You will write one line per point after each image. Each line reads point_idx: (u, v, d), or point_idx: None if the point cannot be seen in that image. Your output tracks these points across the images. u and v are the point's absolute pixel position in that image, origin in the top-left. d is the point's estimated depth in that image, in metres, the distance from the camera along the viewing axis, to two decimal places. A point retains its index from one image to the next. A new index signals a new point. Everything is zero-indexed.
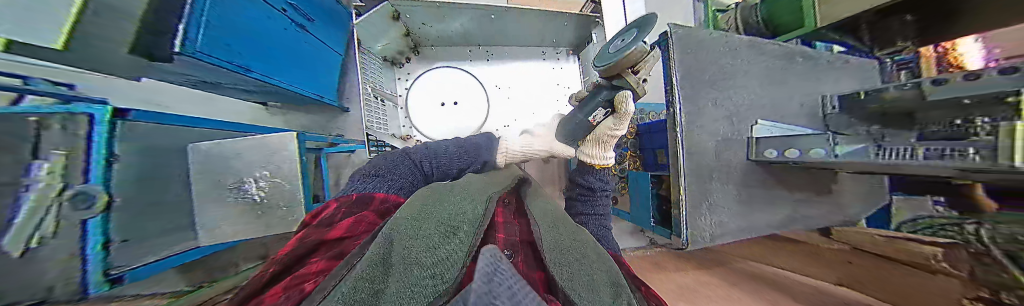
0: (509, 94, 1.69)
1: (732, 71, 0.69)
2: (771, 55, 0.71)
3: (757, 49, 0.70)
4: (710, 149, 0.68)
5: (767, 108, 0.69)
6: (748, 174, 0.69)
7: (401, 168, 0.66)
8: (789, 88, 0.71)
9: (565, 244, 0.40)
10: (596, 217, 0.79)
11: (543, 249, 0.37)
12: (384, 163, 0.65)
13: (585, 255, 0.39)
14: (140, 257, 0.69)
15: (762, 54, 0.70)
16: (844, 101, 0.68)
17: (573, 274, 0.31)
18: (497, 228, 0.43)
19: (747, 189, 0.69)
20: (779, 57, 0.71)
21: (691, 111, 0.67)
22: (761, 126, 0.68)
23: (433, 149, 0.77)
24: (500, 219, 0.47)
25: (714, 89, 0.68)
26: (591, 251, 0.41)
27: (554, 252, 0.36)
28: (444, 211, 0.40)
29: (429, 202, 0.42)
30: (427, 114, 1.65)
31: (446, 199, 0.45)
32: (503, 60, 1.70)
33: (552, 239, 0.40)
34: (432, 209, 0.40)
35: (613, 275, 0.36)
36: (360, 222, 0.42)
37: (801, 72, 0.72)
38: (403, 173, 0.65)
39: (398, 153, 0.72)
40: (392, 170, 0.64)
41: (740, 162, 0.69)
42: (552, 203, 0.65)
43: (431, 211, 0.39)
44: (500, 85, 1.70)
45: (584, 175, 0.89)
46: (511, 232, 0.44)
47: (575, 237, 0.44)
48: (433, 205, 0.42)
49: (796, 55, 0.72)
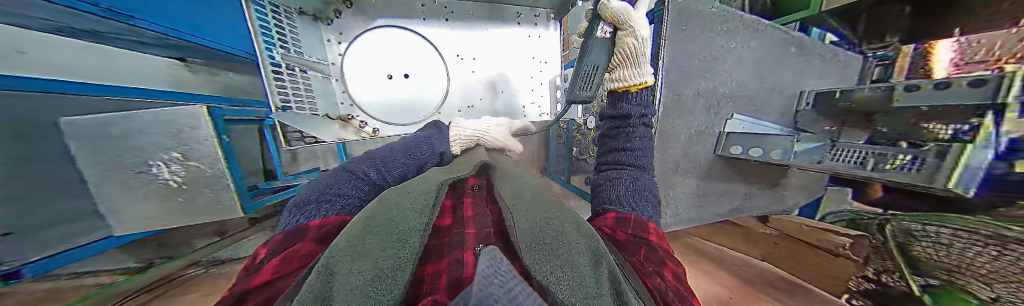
0: (474, 66, 1.34)
1: (723, 59, 0.64)
2: (766, 43, 0.65)
3: (755, 34, 0.64)
4: (681, 143, 0.67)
5: (746, 102, 0.67)
6: (712, 168, 0.71)
7: (340, 189, 0.48)
8: (773, 81, 0.68)
9: (543, 221, 0.33)
10: (635, 155, 0.57)
11: (513, 232, 0.30)
12: (311, 192, 0.46)
13: (566, 225, 0.32)
14: (50, 247, 0.53)
15: (756, 41, 0.65)
16: (819, 98, 0.69)
17: (556, 250, 0.26)
18: (465, 220, 0.35)
19: (707, 181, 0.72)
20: (774, 45, 0.66)
21: (671, 102, 0.64)
22: (735, 121, 0.67)
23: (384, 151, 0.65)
24: (467, 209, 0.39)
25: (700, 79, 0.64)
26: (571, 219, 0.35)
27: (529, 234, 0.29)
28: (400, 215, 0.30)
29: (380, 208, 0.32)
30: (369, 87, 1.17)
31: (394, 201, 0.34)
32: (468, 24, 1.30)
33: (525, 219, 0.34)
34: (381, 215, 0.30)
35: (593, 234, 0.31)
36: (293, 255, 0.26)
37: (790, 64, 0.69)
38: (344, 193, 0.47)
39: (334, 172, 0.54)
40: (326, 194, 0.46)
41: (707, 155, 0.70)
42: (526, 182, 0.59)
43: (379, 219, 0.29)
44: (464, 55, 1.32)
45: (614, 106, 0.65)
46: (482, 219, 0.36)
47: (554, 208, 0.39)
48: (383, 210, 0.31)
49: (791, 45, 0.67)
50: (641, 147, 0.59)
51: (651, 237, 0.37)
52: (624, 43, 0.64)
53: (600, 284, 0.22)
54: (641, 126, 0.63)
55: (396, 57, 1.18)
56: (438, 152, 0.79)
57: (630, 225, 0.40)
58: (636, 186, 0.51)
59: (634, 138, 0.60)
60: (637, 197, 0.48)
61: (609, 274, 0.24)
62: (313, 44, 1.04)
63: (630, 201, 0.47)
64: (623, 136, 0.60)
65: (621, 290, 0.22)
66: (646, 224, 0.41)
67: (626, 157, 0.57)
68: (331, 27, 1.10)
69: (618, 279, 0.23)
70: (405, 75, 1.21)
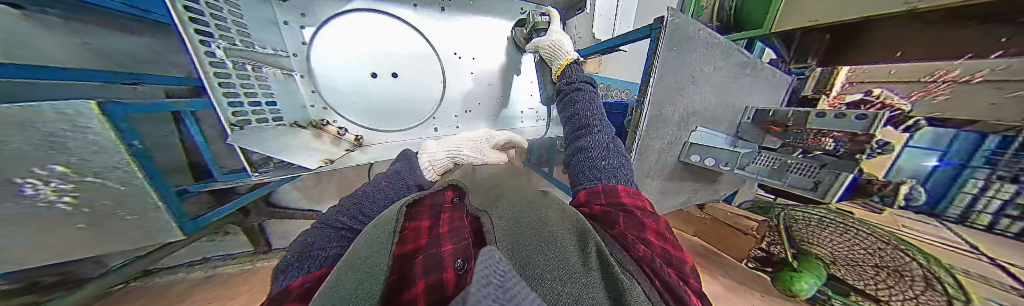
0: (475, 67, 1.04)
1: (696, 78, 0.71)
2: (731, 64, 0.74)
3: (723, 55, 0.72)
4: (655, 151, 0.75)
5: (708, 116, 0.77)
6: (674, 171, 0.82)
7: (330, 242, 0.37)
8: (731, 98, 0.79)
9: (526, 221, 0.30)
10: (604, 135, 0.57)
11: (494, 236, 0.27)
12: (288, 259, 0.34)
13: (547, 218, 0.30)
14: None
15: (725, 61, 0.73)
16: (757, 114, 0.83)
17: (539, 255, 0.22)
18: (440, 238, 0.29)
19: (668, 182, 0.84)
20: (736, 67, 0.75)
21: (654, 116, 0.69)
22: (697, 132, 0.77)
23: (363, 196, 0.47)
24: (442, 227, 0.32)
25: (678, 94, 0.71)
26: (551, 207, 0.34)
27: (511, 237, 0.27)
28: (388, 244, 0.27)
29: (359, 249, 0.26)
30: (376, 93, 0.87)
31: (377, 227, 0.31)
32: (469, 12, 0.97)
33: (508, 221, 0.31)
34: (370, 245, 0.26)
35: (579, 224, 0.28)
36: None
37: (745, 84, 0.80)
38: (329, 247, 0.35)
39: (320, 226, 0.41)
40: (314, 253, 0.34)
41: (673, 160, 0.80)
42: (508, 179, 0.53)
43: (360, 255, 0.24)
44: (462, 54, 1.00)
45: (575, 93, 0.69)
46: (459, 235, 0.29)
47: (535, 205, 0.35)
48: (370, 242, 0.27)
49: (748, 67, 0.77)
50: (597, 111, 0.64)
51: (624, 199, 0.37)
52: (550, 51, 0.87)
53: (587, 261, 0.21)
54: (589, 94, 0.69)
55: (377, 51, 0.83)
56: (414, 184, 0.58)
57: (603, 194, 0.40)
58: (606, 146, 0.53)
59: (588, 105, 0.65)
60: (612, 159, 0.50)
61: (596, 252, 0.22)
62: (264, 30, 0.66)
63: (609, 167, 0.47)
64: (579, 105, 0.65)
65: (608, 261, 0.21)
66: (619, 189, 0.41)
67: (585, 122, 0.61)
68: (290, 5, 0.70)
69: (605, 254, 0.22)
70: (392, 75, 0.88)
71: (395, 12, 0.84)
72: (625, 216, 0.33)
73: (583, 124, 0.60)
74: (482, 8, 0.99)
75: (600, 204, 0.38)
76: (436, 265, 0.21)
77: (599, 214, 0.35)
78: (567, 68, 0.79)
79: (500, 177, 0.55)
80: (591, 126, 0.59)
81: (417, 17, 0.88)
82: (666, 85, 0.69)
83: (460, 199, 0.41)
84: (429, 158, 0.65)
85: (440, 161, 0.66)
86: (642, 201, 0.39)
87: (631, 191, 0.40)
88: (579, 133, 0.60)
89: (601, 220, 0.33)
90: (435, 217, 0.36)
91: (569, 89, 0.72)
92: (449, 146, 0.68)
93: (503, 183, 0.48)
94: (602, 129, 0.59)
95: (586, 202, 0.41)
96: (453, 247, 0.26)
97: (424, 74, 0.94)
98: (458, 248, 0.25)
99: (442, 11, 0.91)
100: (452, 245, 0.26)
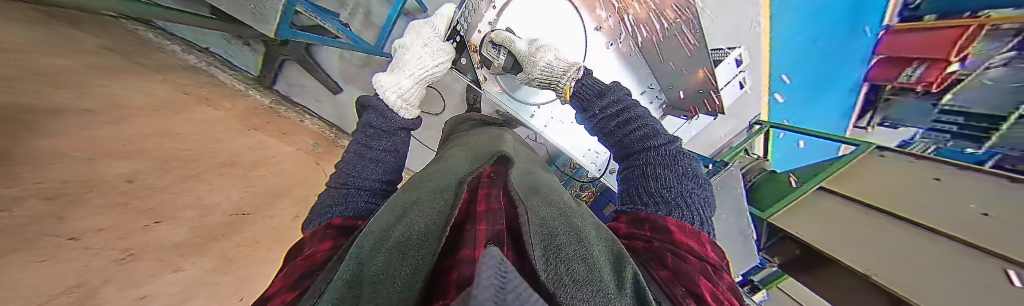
0: None
1: None
2: (733, 227, 0.94)
3: (738, 217, 0.94)
4: None
5: None
6: None
7: (372, 175, 0.58)
8: None
9: (559, 222, 0.32)
10: (675, 148, 0.48)
11: (530, 231, 0.27)
12: (336, 183, 0.55)
13: (583, 228, 0.32)
14: None
15: (735, 219, 0.95)
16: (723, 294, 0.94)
17: (563, 268, 0.23)
18: (477, 215, 0.29)
19: None
20: (736, 232, 0.94)
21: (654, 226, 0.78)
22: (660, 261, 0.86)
23: (380, 144, 0.63)
24: (480, 204, 0.31)
25: None
26: (585, 219, 0.36)
27: (544, 233, 0.29)
28: (433, 209, 0.34)
29: (405, 211, 0.35)
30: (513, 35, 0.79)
31: (431, 195, 0.38)
32: (645, 49, 0.91)
33: (540, 218, 0.32)
34: (402, 215, 0.34)
35: (614, 245, 0.31)
36: (313, 254, 0.36)
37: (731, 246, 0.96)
38: (360, 189, 0.55)
39: (353, 157, 0.59)
40: (357, 187, 0.55)
41: None
42: (549, 180, 0.54)
43: (416, 218, 0.32)
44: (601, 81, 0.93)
45: (588, 99, 0.62)
46: (495, 216, 0.29)
47: (567, 214, 0.35)
48: (420, 204, 0.36)
49: (745, 236, 0.93)
50: (642, 117, 0.53)
51: (681, 238, 0.34)
52: (529, 66, 0.73)
53: (622, 291, 0.23)
54: (632, 106, 0.56)
55: (542, 22, 0.83)
56: (399, 154, 0.66)
57: (647, 225, 0.37)
58: (675, 161, 0.45)
59: (631, 118, 0.54)
60: (681, 184, 0.42)
61: (631, 283, 0.24)
62: None
63: (678, 194, 0.41)
64: (623, 126, 0.54)
65: (644, 293, 0.23)
66: (669, 225, 0.36)
67: (616, 127, 0.55)
68: None
69: (641, 287, 0.24)
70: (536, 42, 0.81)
71: (583, 11, 0.84)
72: (670, 259, 0.30)
73: (630, 138, 0.52)
74: (632, 63, 0.95)
75: (642, 238, 0.36)
76: (472, 245, 0.23)
77: (639, 249, 0.34)
78: (579, 88, 0.64)
79: (540, 172, 0.58)
80: (644, 133, 0.51)
81: (594, 34, 0.88)
82: (720, 197, 0.98)
83: (497, 177, 0.41)
84: (399, 92, 0.72)
85: (413, 96, 0.75)
86: (699, 243, 0.35)
87: (686, 229, 0.36)
88: (628, 156, 0.52)
89: (642, 258, 0.33)
90: (473, 191, 0.36)
91: (597, 106, 0.58)
92: (400, 88, 0.72)
93: (543, 182, 0.48)
94: (655, 138, 0.49)
95: (628, 233, 0.38)
96: (489, 229, 0.26)
97: (426, 55, 0.76)
98: (494, 233, 0.25)
99: (610, 43, 0.90)
100: (488, 227, 0.26)
